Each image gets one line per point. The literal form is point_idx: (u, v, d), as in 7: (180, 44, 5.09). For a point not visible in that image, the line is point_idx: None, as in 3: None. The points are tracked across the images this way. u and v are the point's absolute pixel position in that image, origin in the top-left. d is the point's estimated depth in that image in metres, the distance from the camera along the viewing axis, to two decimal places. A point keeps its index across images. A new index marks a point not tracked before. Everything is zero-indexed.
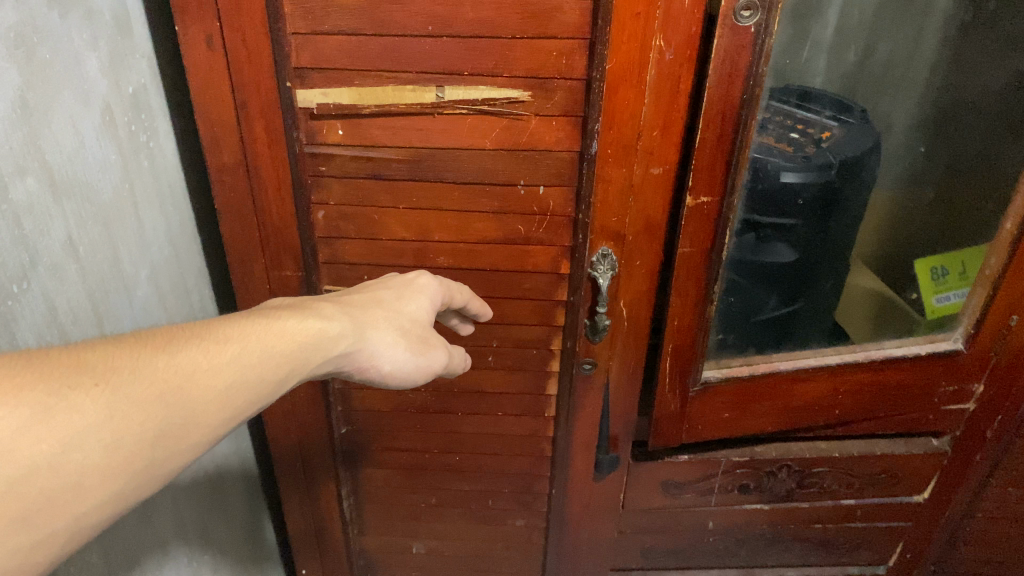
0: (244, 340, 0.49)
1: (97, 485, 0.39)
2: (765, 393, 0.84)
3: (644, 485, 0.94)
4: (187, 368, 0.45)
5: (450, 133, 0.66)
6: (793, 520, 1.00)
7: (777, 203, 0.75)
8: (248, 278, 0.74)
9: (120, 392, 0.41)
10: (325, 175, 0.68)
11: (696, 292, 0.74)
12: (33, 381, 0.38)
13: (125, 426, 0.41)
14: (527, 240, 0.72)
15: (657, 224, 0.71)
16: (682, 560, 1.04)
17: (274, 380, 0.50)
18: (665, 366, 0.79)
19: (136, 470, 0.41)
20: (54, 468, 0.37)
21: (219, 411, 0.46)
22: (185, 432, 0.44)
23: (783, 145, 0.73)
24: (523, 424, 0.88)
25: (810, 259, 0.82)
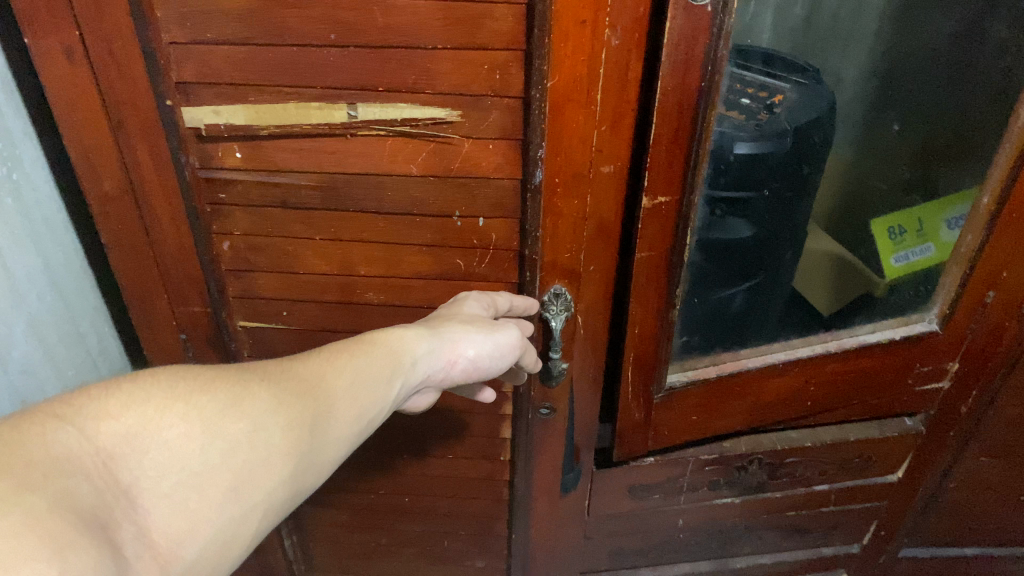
0: (352, 351, 0.54)
1: (281, 461, 0.44)
2: (734, 392, 0.78)
3: (610, 491, 0.88)
4: (319, 374, 0.50)
5: (368, 157, 0.59)
6: (765, 510, 0.96)
7: (735, 176, 0.68)
8: (148, 307, 0.67)
9: (281, 387, 0.46)
10: (224, 203, 0.62)
11: (658, 297, 0.67)
12: (217, 377, 0.44)
13: (292, 412, 0.45)
14: (467, 276, 0.66)
15: (611, 224, 0.63)
16: (652, 559, 0.99)
17: (392, 376, 0.54)
18: (626, 375, 0.72)
19: (303, 456, 0.45)
20: (249, 443, 0.42)
21: (353, 408, 0.50)
22: (331, 425, 0.48)
23: (734, 114, 0.65)
24: (478, 467, 0.85)
25: (767, 235, 0.76)
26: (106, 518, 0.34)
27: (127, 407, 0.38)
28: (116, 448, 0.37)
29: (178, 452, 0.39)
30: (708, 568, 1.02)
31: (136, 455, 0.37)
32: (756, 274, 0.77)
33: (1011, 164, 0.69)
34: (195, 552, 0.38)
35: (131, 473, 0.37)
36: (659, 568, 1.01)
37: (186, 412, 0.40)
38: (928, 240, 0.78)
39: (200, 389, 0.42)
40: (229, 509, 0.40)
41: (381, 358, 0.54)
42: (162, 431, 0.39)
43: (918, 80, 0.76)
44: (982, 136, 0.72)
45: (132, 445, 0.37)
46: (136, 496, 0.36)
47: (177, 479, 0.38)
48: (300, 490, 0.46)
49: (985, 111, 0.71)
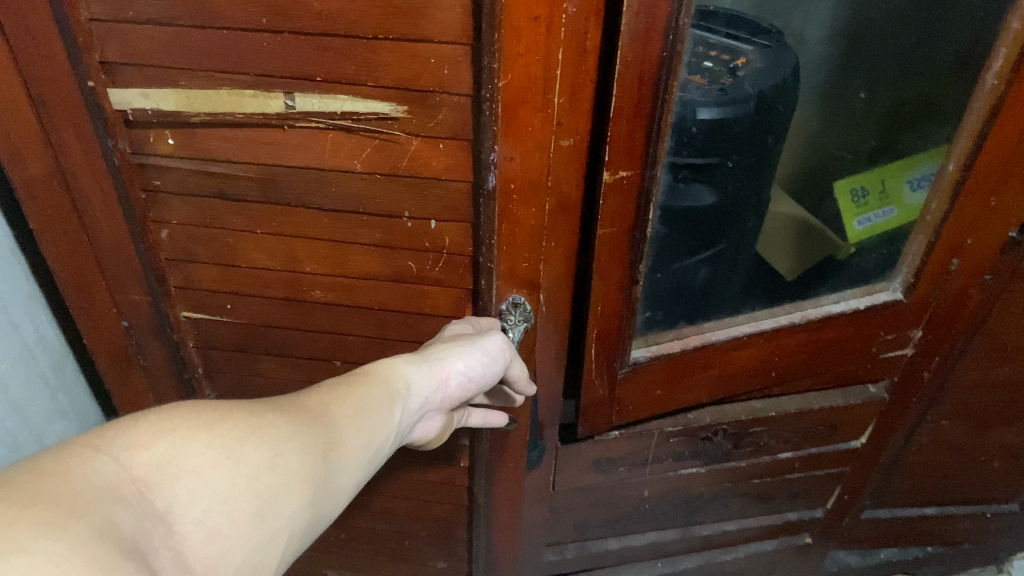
0: (351, 380, 0.53)
1: (302, 486, 0.42)
2: (698, 365, 0.76)
3: (574, 466, 0.87)
4: (325, 402, 0.49)
5: (307, 149, 0.58)
6: (730, 479, 0.96)
7: (699, 144, 0.66)
8: (85, 287, 0.66)
9: (294, 413, 0.45)
10: (160, 190, 0.61)
11: (621, 273, 0.65)
12: (238, 406, 0.43)
13: (308, 437, 0.44)
14: (420, 279, 0.66)
15: (571, 199, 0.61)
16: (618, 529, 1.00)
17: (393, 402, 0.53)
18: (590, 352, 0.71)
19: (319, 480, 0.43)
20: (272, 468, 0.40)
21: (361, 431, 0.49)
22: (344, 452, 0.47)
23: (700, 79, 0.63)
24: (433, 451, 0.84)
25: (729, 201, 0.75)
26: (144, 547, 0.32)
27: (156, 437, 0.37)
28: (149, 476, 0.35)
29: (207, 481, 0.37)
30: (673, 535, 1.03)
31: (169, 483, 0.36)
32: (720, 240, 0.76)
33: (975, 137, 0.67)
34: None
35: (165, 500, 0.35)
36: (625, 537, 1.02)
37: (212, 439, 0.39)
38: (891, 203, 0.77)
39: (222, 416, 0.40)
40: (257, 537, 0.38)
41: (379, 385, 0.54)
42: (190, 459, 0.37)
43: (880, 34, 0.73)
44: (954, 104, 0.69)
45: (164, 474, 0.36)
46: (170, 524, 0.35)
47: (207, 506, 0.37)
48: (321, 515, 0.44)
49: (955, 79, 0.69)
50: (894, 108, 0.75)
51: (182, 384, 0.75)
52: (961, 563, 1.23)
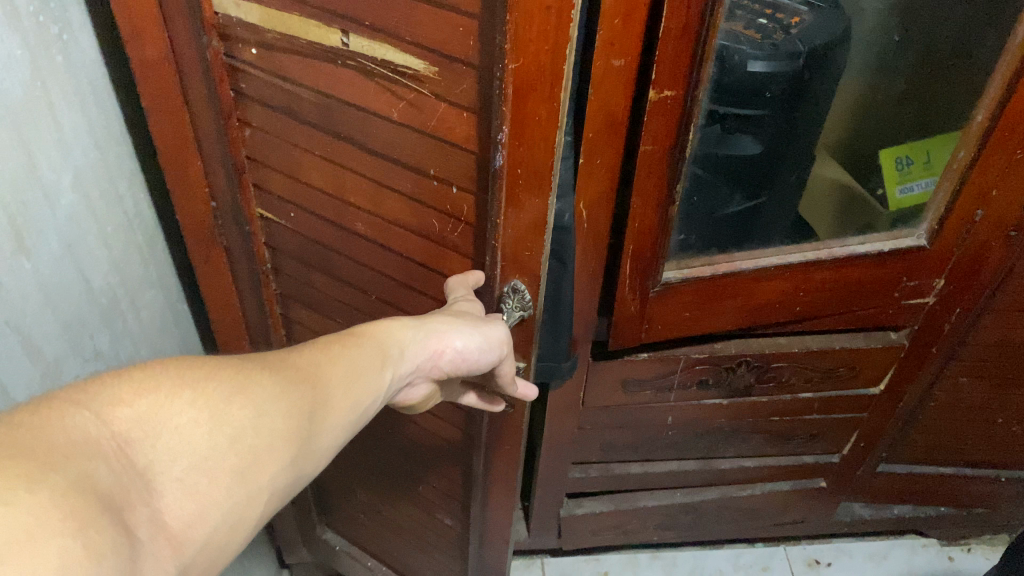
0: (346, 341, 0.58)
1: (283, 447, 0.46)
2: (727, 292, 0.82)
3: (604, 383, 0.94)
4: (316, 362, 0.53)
5: (354, 88, 0.63)
6: (751, 414, 1.01)
7: (743, 92, 0.74)
8: (181, 166, 0.74)
9: (282, 373, 0.49)
10: (245, 94, 0.68)
11: (658, 193, 0.71)
12: (226, 364, 0.46)
13: (293, 398, 0.48)
14: (442, 240, 0.71)
15: (619, 120, 0.68)
16: (641, 454, 1.06)
17: (384, 364, 0.58)
18: (624, 267, 0.77)
19: (299, 439, 0.48)
20: (256, 429, 0.44)
21: (349, 396, 0.54)
22: (328, 413, 0.51)
23: (750, 32, 0.72)
24: None
25: (773, 149, 0.83)
26: (122, 503, 0.36)
27: (140, 394, 0.40)
28: (132, 433, 0.39)
29: (190, 439, 0.41)
30: (693, 466, 1.09)
31: (151, 440, 0.39)
32: (761, 190, 0.84)
33: (1004, 86, 0.71)
34: (204, 534, 0.41)
35: (146, 457, 0.39)
36: (647, 463, 1.09)
37: (197, 399, 0.42)
38: (930, 173, 0.82)
39: (208, 376, 0.44)
40: (237, 494, 0.43)
41: (375, 347, 0.59)
42: (173, 418, 0.41)
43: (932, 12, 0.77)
44: (980, 64, 0.74)
45: (146, 430, 0.39)
46: (151, 480, 0.39)
47: (188, 464, 0.41)
48: (301, 473, 0.49)
49: (983, 48, 0.74)
50: (918, 85, 0.82)
51: (256, 274, 0.83)
52: (974, 528, 1.27)
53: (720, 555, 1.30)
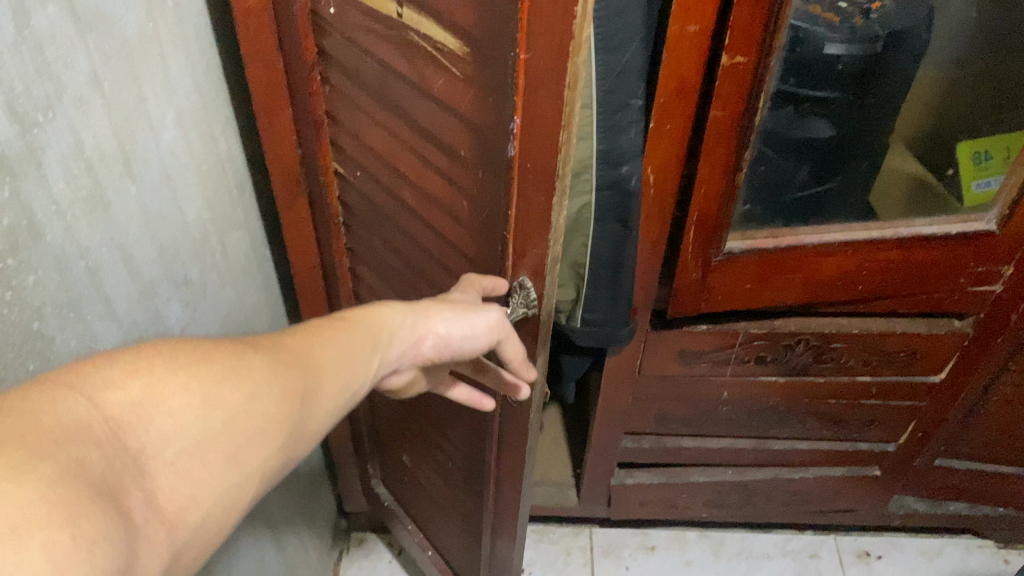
0: (334, 324, 0.55)
1: (275, 431, 0.43)
2: (788, 265, 0.83)
3: (661, 352, 0.96)
4: (307, 345, 0.50)
5: (406, 57, 0.63)
6: (807, 394, 1.02)
7: (818, 72, 0.75)
8: (272, 112, 0.79)
9: (274, 356, 0.46)
10: (329, 52, 0.72)
11: (726, 160, 0.73)
12: (215, 344, 0.43)
13: (286, 383, 0.45)
14: (471, 223, 0.69)
15: (690, 85, 0.70)
16: (694, 429, 1.08)
17: (374, 349, 0.56)
18: (688, 233, 0.79)
19: (290, 421, 0.45)
20: (249, 412, 0.41)
21: (337, 377, 0.51)
22: (319, 397, 0.49)
23: (831, 14, 0.73)
24: None
25: (847, 133, 0.83)
26: (116, 487, 0.33)
27: (133, 376, 0.37)
28: (124, 416, 0.35)
29: (182, 422, 0.38)
30: (747, 445, 1.10)
31: (143, 423, 0.36)
32: (834, 174, 0.84)
33: None
34: (196, 516, 0.38)
35: (139, 441, 0.36)
36: (700, 438, 1.10)
37: (189, 381, 0.39)
38: (998, 169, 0.81)
39: (200, 358, 0.41)
40: (229, 477, 0.40)
41: (364, 330, 0.57)
42: (165, 400, 0.37)
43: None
44: None
45: (138, 414, 0.36)
46: (143, 465, 0.36)
47: (180, 446, 0.37)
48: (290, 456, 0.46)
49: None
50: (993, 71, 0.83)
51: (331, 225, 0.87)
52: None
53: (768, 538, 1.31)
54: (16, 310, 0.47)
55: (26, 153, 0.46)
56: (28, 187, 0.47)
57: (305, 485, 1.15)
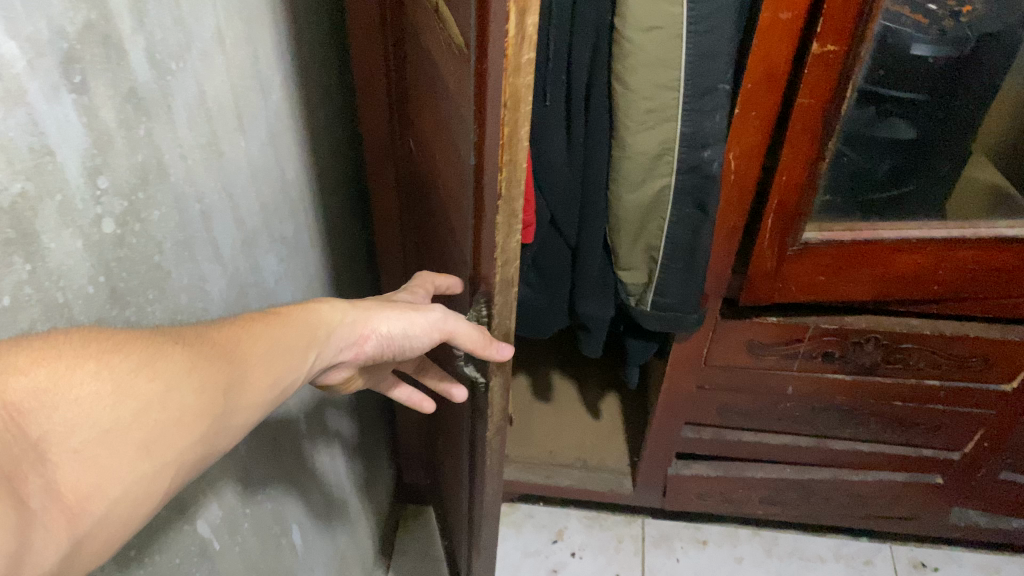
0: (267, 319, 0.52)
1: (191, 424, 0.39)
2: (864, 259, 0.83)
3: (729, 342, 0.97)
4: (235, 338, 0.47)
5: (430, 29, 0.63)
6: (872, 395, 1.02)
7: (903, 71, 0.75)
8: (369, 83, 0.83)
9: (194, 350, 0.42)
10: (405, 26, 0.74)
11: (810, 148, 0.74)
12: (129, 334, 0.39)
13: (206, 377, 0.42)
14: (456, 215, 0.68)
15: (779, 72, 0.72)
16: (755, 423, 1.09)
17: (307, 346, 0.53)
18: (766, 221, 0.80)
19: (210, 414, 0.41)
20: (164, 404, 0.38)
21: (266, 373, 0.48)
22: (244, 390, 0.46)
23: (920, 18, 0.71)
24: (607, 306, 0.95)
25: (928, 134, 0.82)
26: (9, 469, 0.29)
27: (37, 363, 0.33)
28: (23, 404, 0.31)
29: (92, 410, 0.34)
30: (808, 443, 1.11)
31: (46, 409, 0.32)
32: (913, 177, 0.83)
33: None
34: (108, 506, 0.34)
35: (40, 428, 0.32)
36: (761, 433, 1.11)
37: (99, 370, 0.35)
38: None
39: (113, 347, 0.37)
40: (143, 469, 0.36)
41: (300, 324, 0.54)
42: (73, 388, 0.33)
43: None
44: None
45: (42, 400, 0.32)
46: (46, 453, 0.32)
47: (90, 434, 0.34)
48: (211, 452, 0.43)
49: None
50: None
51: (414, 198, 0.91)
52: None
53: (822, 541, 1.30)
54: (142, 241, 0.50)
55: (159, 95, 0.50)
56: (158, 129, 0.51)
57: (368, 453, 1.19)
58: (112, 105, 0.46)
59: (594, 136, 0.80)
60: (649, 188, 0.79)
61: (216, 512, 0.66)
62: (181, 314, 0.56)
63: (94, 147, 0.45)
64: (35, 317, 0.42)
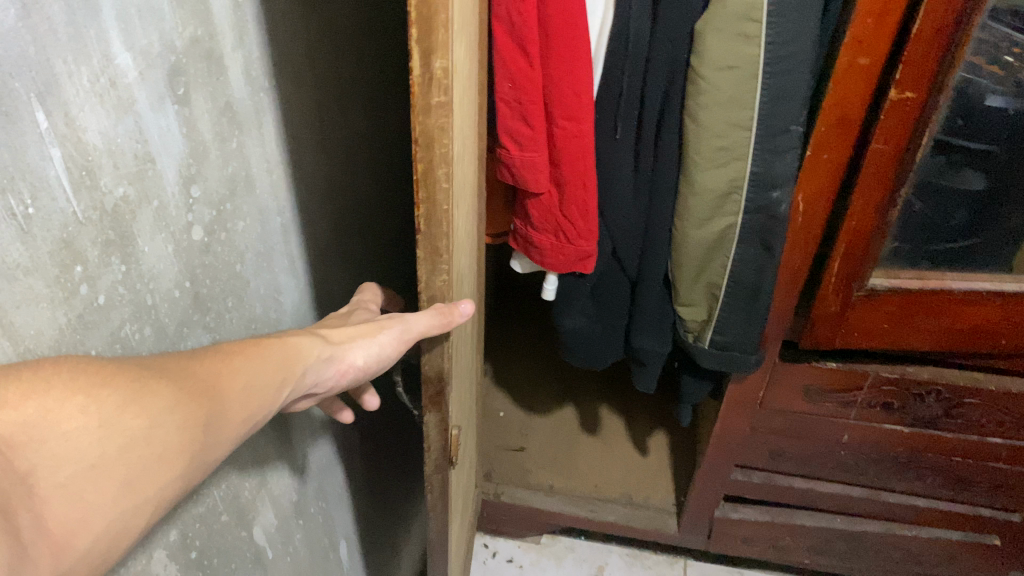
0: (243, 348, 0.48)
1: (174, 458, 0.39)
2: (931, 309, 0.82)
3: (786, 385, 0.96)
4: (217, 369, 0.44)
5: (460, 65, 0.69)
6: (930, 449, 0.99)
7: (978, 122, 0.73)
8: None
9: (180, 382, 0.41)
10: None
11: (881, 193, 0.74)
12: (119, 366, 0.38)
13: (194, 410, 0.41)
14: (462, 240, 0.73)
15: (854, 116, 0.72)
16: (808, 470, 1.07)
17: (284, 381, 0.49)
18: (833, 265, 0.79)
19: (195, 453, 0.40)
20: (147, 439, 0.37)
21: (244, 409, 0.45)
22: (227, 421, 0.44)
23: (996, 69, 0.69)
24: (664, 342, 0.95)
25: (1005, 189, 0.78)
26: None
27: (27, 397, 0.32)
28: (14, 438, 0.32)
29: (77, 445, 0.34)
30: (860, 494, 1.08)
31: (35, 443, 0.32)
32: (984, 230, 0.80)
33: None
34: (83, 538, 0.34)
35: (28, 461, 0.32)
36: (812, 480, 1.09)
37: (87, 407, 0.35)
38: None
39: (106, 380, 0.36)
40: (123, 502, 0.36)
41: (269, 353, 0.49)
42: (62, 423, 0.33)
43: None
44: None
45: (31, 435, 0.32)
46: (33, 486, 0.32)
47: (74, 469, 0.34)
48: (194, 483, 0.42)
49: None
50: None
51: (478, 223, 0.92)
52: None
53: None
54: (226, 250, 0.52)
55: (251, 111, 0.52)
56: (248, 144, 0.53)
57: (414, 474, 1.20)
58: (209, 118, 0.48)
59: (661, 171, 0.81)
60: (714, 226, 0.79)
61: (272, 519, 0.67)
62: (254, 323, 0.58)
63: (190, 157, 0.46)
64: (125, 317, 0.43)
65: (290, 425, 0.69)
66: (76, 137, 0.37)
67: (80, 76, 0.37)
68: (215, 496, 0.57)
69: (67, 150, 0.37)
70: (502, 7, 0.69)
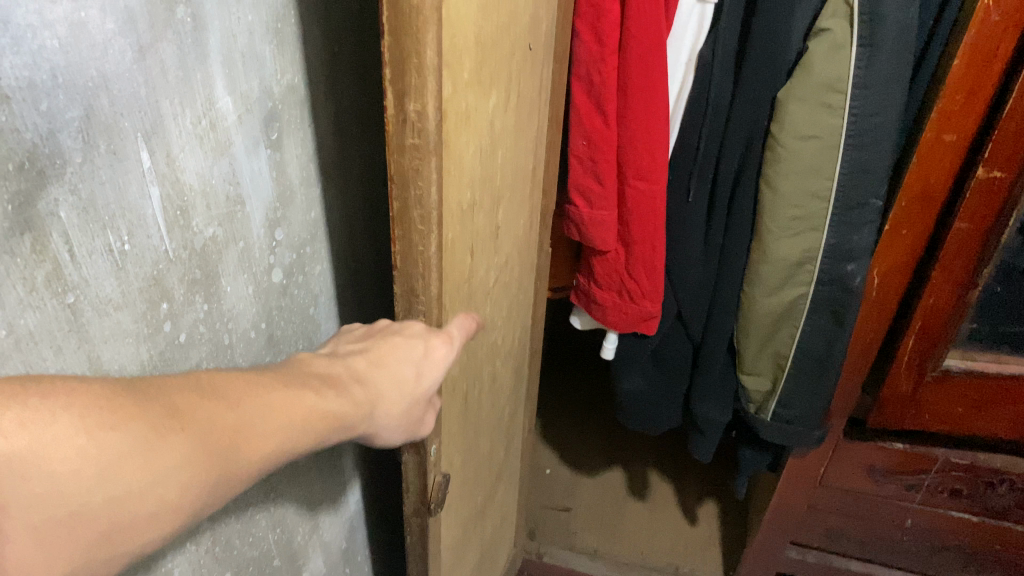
0: (272, 400, 0.35)
1: (169, 517, 0.29)
2: (1009, 395, 0.79)
3: (849, 463, 0.93)
4: (248, 417, 0.33)
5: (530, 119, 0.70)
6: (1000, 543, 0.94)
7: None
8: None
9: (202, 429, 0.31)
10: None
11: (963, 272, 0.72)
12: (135, 400, 0.29)
13: (213, 466, 0.31)
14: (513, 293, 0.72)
15: (935, 193, 0.70)
16: (866, 553, 1.03)
17: (327, 426, 0.38)
18: (907, 343, 0.77)
19: (196, 514, 0.31)
20: (144, 491, 0.28)
21: (269, 462, 0.34)
22: (242, 477, 0.33)
23: None
24: (724, 410, 0.92)
25: None
26: None
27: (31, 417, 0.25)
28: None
29: (65, 484, 0.26)
30: None
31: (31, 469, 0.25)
32: None
33: None
34: None
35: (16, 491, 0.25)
36: (870, 565, 1.05)
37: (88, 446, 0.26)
38: None
39: (113, 416, 0.28)
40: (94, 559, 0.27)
41: (306, 411, 0.37)
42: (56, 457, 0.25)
43: None
44: None
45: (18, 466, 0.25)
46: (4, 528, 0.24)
47: (51, 512, 0.26)
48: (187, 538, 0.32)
49: None
50: None
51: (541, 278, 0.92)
52: None
53: None
54: (302, 293, 0.53)
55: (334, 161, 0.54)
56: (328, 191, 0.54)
57: None
58: (298, 164, 0.49)
59: (732, 238, 0.80)
60: (784, 297, 0.77)
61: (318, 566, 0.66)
62: None
63: (278, 201, 0.47)
64: (203, 355, 0.43)
65: (346, 469, 0.68)
66: (175, 177, 0.38)
67: (183, 117, 0.37)
68: (269, 539, 0.56)
69: (165, 189, 0.37)
70: (583, 65, 0.71)
